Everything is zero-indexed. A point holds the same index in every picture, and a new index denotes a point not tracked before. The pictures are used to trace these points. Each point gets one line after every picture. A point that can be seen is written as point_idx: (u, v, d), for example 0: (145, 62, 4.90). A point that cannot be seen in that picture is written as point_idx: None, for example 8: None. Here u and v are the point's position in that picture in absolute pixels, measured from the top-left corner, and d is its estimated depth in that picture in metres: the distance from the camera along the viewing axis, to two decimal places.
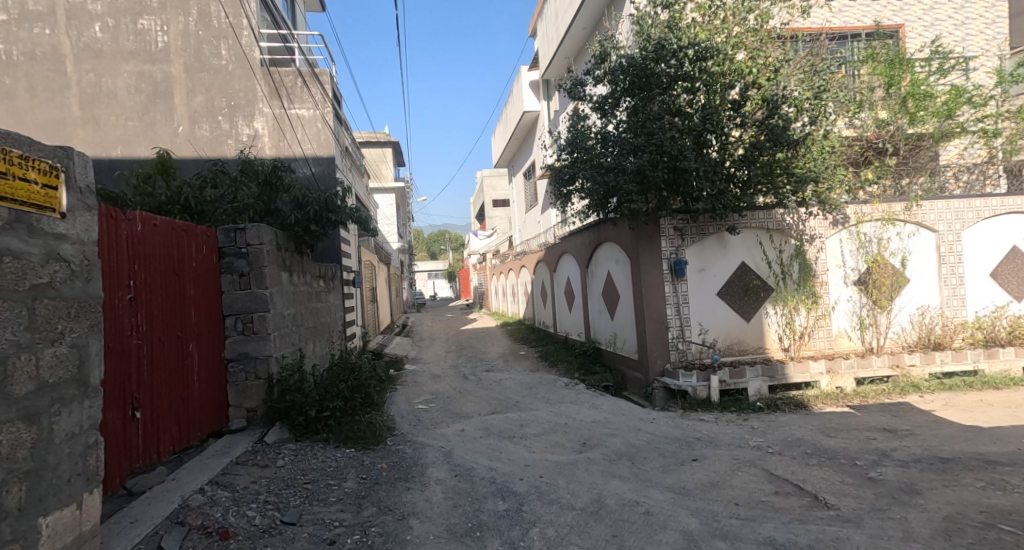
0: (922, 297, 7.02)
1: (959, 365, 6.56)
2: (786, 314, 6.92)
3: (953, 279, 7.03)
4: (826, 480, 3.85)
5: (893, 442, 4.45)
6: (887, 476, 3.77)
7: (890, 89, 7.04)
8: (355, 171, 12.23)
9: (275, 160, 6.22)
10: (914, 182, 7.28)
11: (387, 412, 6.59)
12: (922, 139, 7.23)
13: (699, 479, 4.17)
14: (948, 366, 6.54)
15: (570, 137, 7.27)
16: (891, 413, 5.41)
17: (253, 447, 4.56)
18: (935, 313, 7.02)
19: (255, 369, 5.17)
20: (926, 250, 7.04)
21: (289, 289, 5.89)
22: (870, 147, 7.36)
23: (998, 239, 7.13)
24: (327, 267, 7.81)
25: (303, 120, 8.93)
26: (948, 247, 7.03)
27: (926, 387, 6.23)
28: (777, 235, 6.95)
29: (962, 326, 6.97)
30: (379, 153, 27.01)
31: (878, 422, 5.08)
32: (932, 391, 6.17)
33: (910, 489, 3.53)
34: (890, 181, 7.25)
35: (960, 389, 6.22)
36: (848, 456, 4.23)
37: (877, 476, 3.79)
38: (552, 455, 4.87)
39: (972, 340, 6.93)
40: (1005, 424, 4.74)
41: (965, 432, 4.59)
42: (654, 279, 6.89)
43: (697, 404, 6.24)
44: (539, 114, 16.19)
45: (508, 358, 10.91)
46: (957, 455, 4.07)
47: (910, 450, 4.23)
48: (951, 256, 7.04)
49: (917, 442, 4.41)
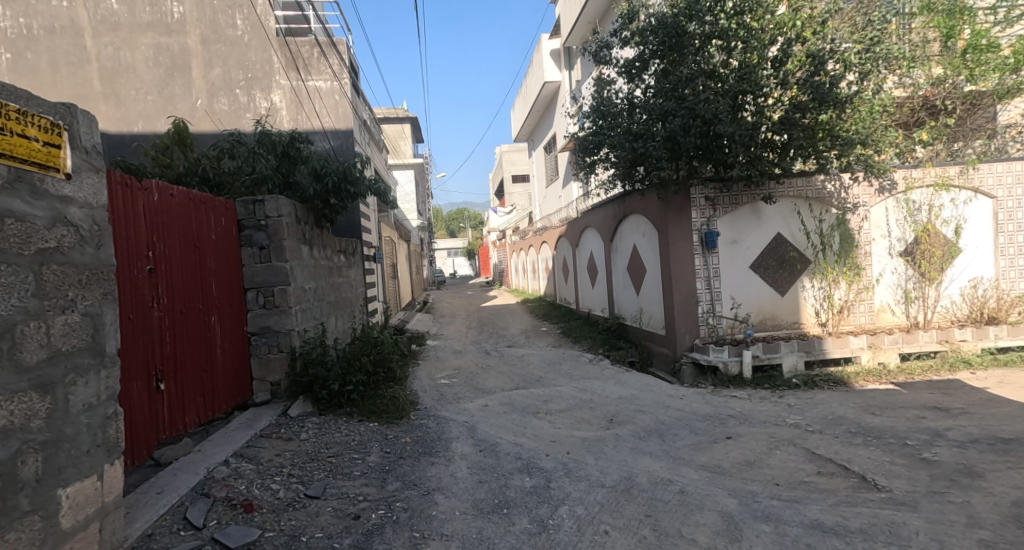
0: (976, 268, 6.62)
1: (1015, 341, 6.19)
2: (825, 287, 6.62)
3: (1010, 249, 6.60)
4: (874, 460, 3.63)
5: (946, 422, 4.18)
6: (942, 457, 3.54)
7: (948, 43, 6.31)
8: (374, 146, 12.09)
9: (293, 131, 6.04)
10: (970, 145, 7.05)
11: (409, 386, 6.53)
12: (982, 97, 6.61)
13: (735, 458, 3.99)
14: (1003, 341, 6.18)
15: (595, 103, 6.98)
16: (940, 390, 5.12)
17: (278, 420, 4.53)
18: (990, 286, 6.62)
19: (277, 342, 5.12)
20: (983, 218, 6.60)
21: (310, 263, 5.80)
22: (925, 106, 6.82)
23: None
24: (348, 242, 7.72)
25: (321, 93, 8.76)
26: (1007, 214, 6.59)
27: (978, 363, 5.89)
28: (817, 204, 6.60)
29: (1019, 299, 6.56)
30: (398, 130, 26.83)
31: (927, 400, 4.81)
32: (985, 367, 5.83)
33: (968, 472, 3.30)
34: (944, 145, 6.92)
35: (1015, 365, 5.87)
36: (898, 435, 3.99)
37: (931, 457, 3.56)
38: (579, 431, 4.73)
39: None
40: None
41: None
42: (683, 251, 6.62)
43: (728, 380, 6.04)
44: (561, 84, 15.71)
45: (530, 334, 10.79)
46: (1019, 436, 3.80)
47: (966, 430, 3.97)
48: (1010, 224, 6.59)
49: (973, 421, 4.15)
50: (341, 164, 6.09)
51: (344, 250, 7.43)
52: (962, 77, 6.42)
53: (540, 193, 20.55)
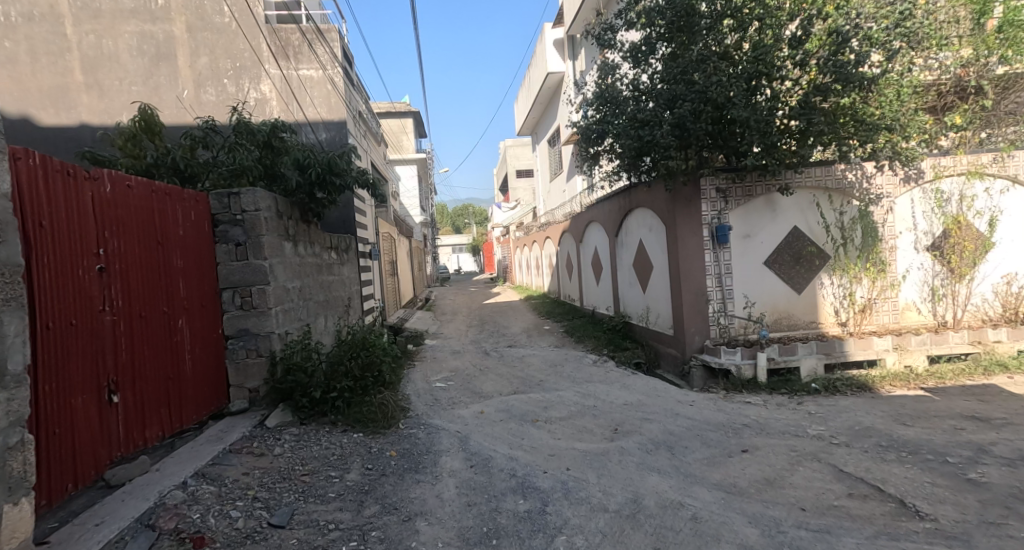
0: (1011, 264, 6.18)
1: None
2: (845, 285, 6.19)
3: None
4: (913, 481, 3.21)
5: (989, 435, 3.76)
6: (991, 478, 3.13)
7: (980, 20, 5.78)
8: (371, 139, 11.69)
9: (275, 121, 5.67)
10: (997, 133, 6.60)
11: (402, 390, 6.15)
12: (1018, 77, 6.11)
13: (753, 476, 3.58)
14: None
15: (598, 90, 6.62)
16: (977, 397, 4.68)
17: (252, 432, 4.16)
18: None
19: (256, 346, 4.76)
20: (1019, 209, 6.16)
21: (293, 260, 5.42)
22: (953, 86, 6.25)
23: None
24: (340, 238, 7.34)
25: (312, 82, 8.40)
26: None
27: (1015, 366, 5.44)
28: (837, 195, 6.16)
29: None
30: (400, 125, 26.46)
31: (963, 408, 4.38)
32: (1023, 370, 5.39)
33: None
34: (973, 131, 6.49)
35: None
36: (936, 451, 3.57)
37: (978, 478, 3.15)
38: (581, 444, 4.33)
39: None
40: None
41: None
42: (693, 247, 6.22)
43: (742, 384, 5.63)
44: (564, 75, 15.27)
45: (532, 332, 10.41)
46: None
47: (1014, 445, 3.55)
48: None
49: (1018, 434, 3.73)
50: (326, 155, 5.70)
51: (336, 246, 7.07)
52: (995, 57, 5.92)
53: (544, 187, 20.13)
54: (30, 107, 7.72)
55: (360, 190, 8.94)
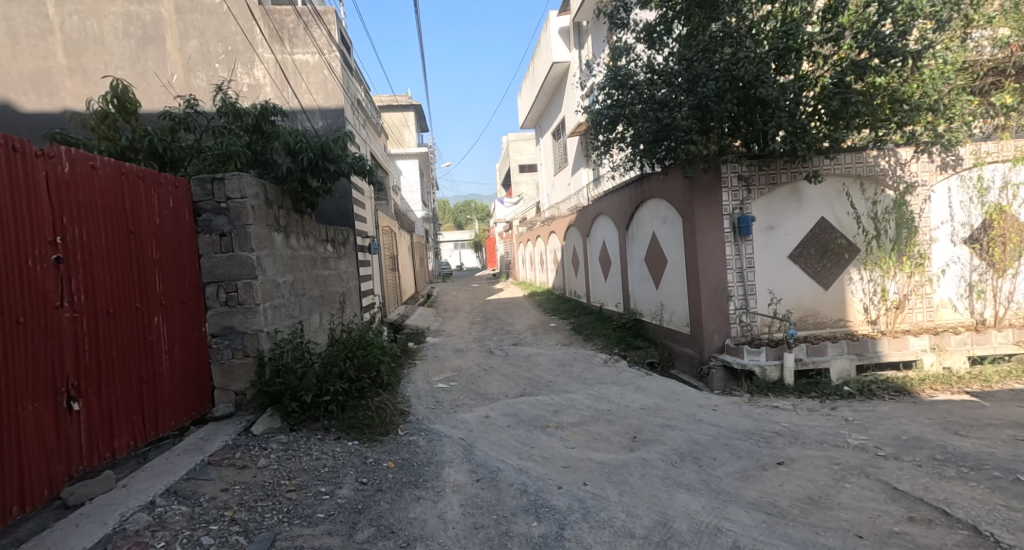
0: None
1: None
2: (876, 280, 5.89)
3: None
4: (982, 502, 2.83)
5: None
6: None
7: None
8: (371, 130, 11.29)
9: (265, 102, 5.18)
10: None
11: (401, 392, 5.77)
12: None
13: (793, 493, 3.19)
14: None
15: (610, 72, 6.20)
16: None
17: (235, 441, 3.73)
18: None
19: (243, 345, 4.32)
20: None
21: (285, 253, 4.99)
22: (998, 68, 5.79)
23: None
24: (337, 230, 6.94)
25: (308, 67, 7.97)
26: None
27: None
28: (869, 183, 5.85)
29: None
30: (401, 118, 26.03)
31: (1019, 416, 3.99)
32: None
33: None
34: None
35: None
36: (1002, 467, 3.18)
37: None
38: (597, 453, 3.93)
39: None
40: None
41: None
42: (712, 239, 5.86)
43: (767, 387, 5.30)
44: (570, 64, 14.79)
45: (537, 330, 10.02)
46: None
47: None
48: None
49: None
50: (320, 139, 5.22)
51: (332, 238, 6.66)
52: None
53: (548, 181, 19.72)
54: (11, 92, 7.26)
55: (359, 180, 8.57)
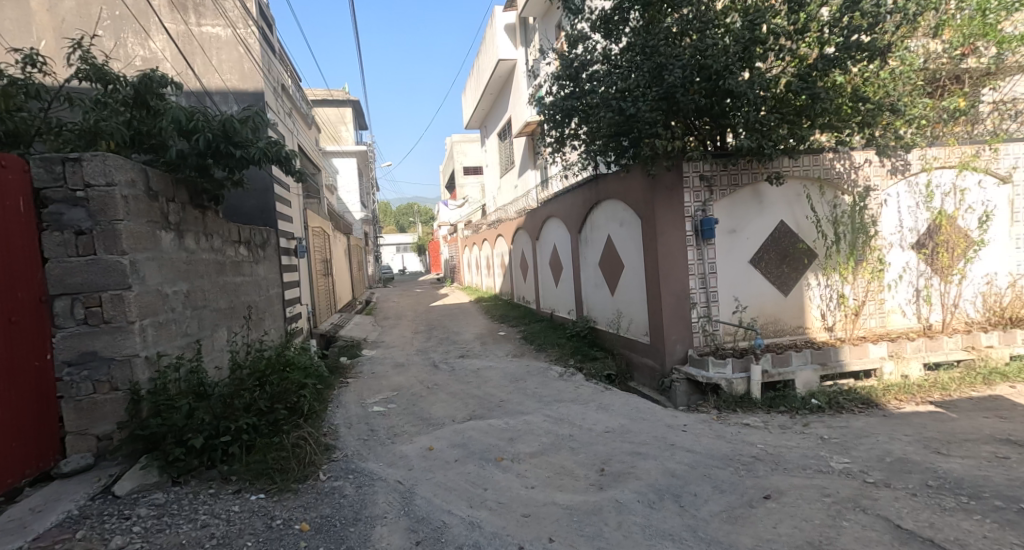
0: (992, 265, 6.09)
1: None
2: (832, 284, 5.77)
3: None
4: (997, 544, 2.57)
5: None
6: None
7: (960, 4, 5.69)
8: (298, 121, 10.25)
9: (150, 70, 4.14)
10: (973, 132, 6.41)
11: (328, 420, 4.95)
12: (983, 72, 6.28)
13: (792, 539, 2.74)
14: None
15: (564, 61, 5.76)
16: (995, 414, 4.47)
17: (82, 511, 2.78)
18: (1004, 285, 6.09)
19: (108, 376, 3.27)
20: (1001, 206, 6.08)
21: (176, 256, 4.00)
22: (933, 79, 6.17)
23: None
24: (254, 230, 5.99)
25: (218, 42, 6.93)
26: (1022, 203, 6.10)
27: (1014, 375, 5.28)
28: (827, 187, 5.74)
29: None
30: (337, 114, 24.65)
31: (990, 431, 4.08)
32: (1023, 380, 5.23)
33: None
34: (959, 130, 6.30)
35: None
36: (1002, 495, 3.04)
37: None
38: (562, 495, 3.32)
39: None
40: None
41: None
42: (675, 242, 5.47)
43: (735, 401, 4.97)
44: (516, 63, 14.30)
45: (486, 339, 9.38)
46: None
47: None
48: None
49: None
50: (220, 115, 4.18)
51: (246, 239, 5.68)
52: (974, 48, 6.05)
53: (494, 182, 19.13)
54: None
55: (282, 174, 7.58)
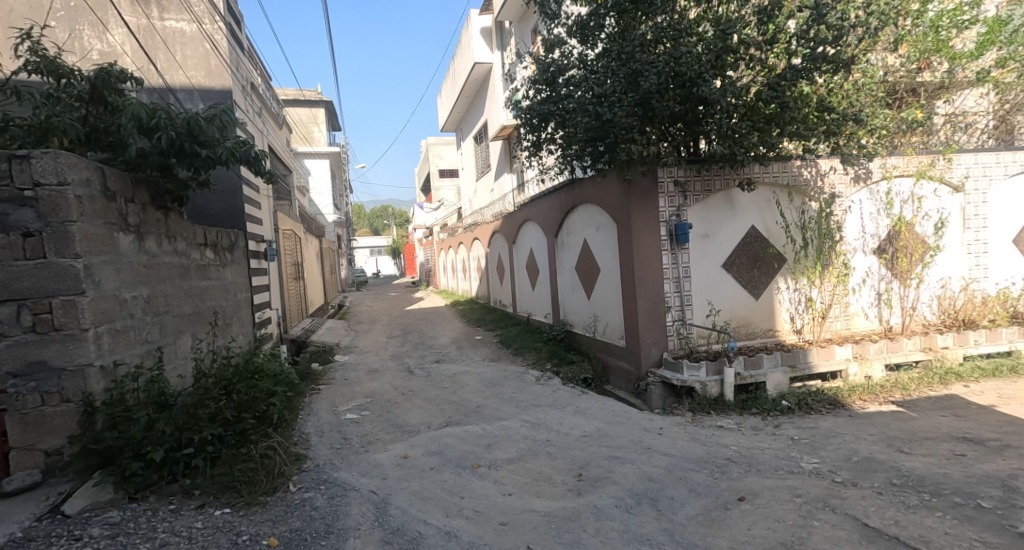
0: (946, 270, 6.34)
1: (994, 346, 5.91)
2: (800, 288, 5.91)
3: (976, 246, 6.39)
4: (959, 540, 2.65)
5: (997, 462, 3.53)
6: None
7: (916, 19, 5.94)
8: (269, 120, 10.01)
9: (108, 64, 3.92)
10: (930, 142, 6.67)
11: (299, 429, 4.81)
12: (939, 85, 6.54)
13: (766, 540, 2.77)
14: (983, 347, 5.87)
15: (540, 65, 5.78)
16: (953, 412, 4.64)
17: (27, 533, 2.63)
18: (958, 288, 6.34)
19: (59, 386, 3.11)
20: (955, 213, 6.35)
21: (136, 260, 3.83)
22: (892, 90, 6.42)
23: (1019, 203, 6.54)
24: (221, 233, 5.80)
25: (182, 38, 6.72)
26: (973, 210, 6.37)
27: (968, 375, 5.50)
28: (795, 193, 5.88)
29: (986, 303, 6.30)
30: (309, 114, 24.20)
31: (948, 429, 4.24)
32: (977, 379, 5.46)
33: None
34: (917, 140, 6.57)
35: (1003, 375, 5.55)
36: (962, 492, 3.14)
37: None
38: (540, 502, 3.29)
39: (995, 317, 6.26)
40: None
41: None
42: (650, 246, 5.52)
43: (709, 404, 5.04)
44: (492, 66, 14.30)
45: (461, 344, 9.31)
46: None
47: None
48: (976, 221, 6.38)
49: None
50: (184, 113, 4.00)
51: (212, 242, 5.50)
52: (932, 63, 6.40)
53: (470, 186, 19.09)
54: None
55: (251, 175, 7.38)
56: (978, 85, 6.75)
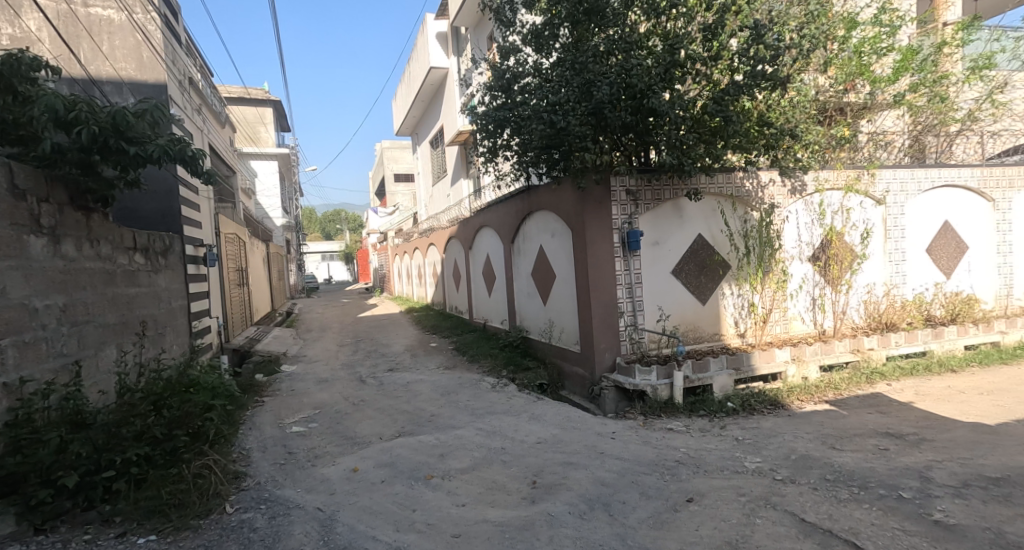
0: (871, 276, 6.79)
1: (911, 347, 6.35)
2: (743, 294, 6.17)
3: (895, 255, 6.85)
4: (883, 529, 2.83)
5: (917, 455, 3.80)
6: (959, 520, 2.85)
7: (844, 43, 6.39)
8: (210, 118, 9.58)
9: (19, 50, 3.66)
10: (858, 158, 7.15)
11: (241, 445, 4.60)
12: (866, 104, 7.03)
13: (712, 539, 2.86)
14: (902, 348, 6.30)
15: (496, 71, 5.82)
16: (877, 409, 4.96)
17: None
18: (882, 293, 6.80)
19: None
20: (879, 224, 6.82)
21: (51, 267, 3.60)
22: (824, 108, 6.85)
23: (933, 215, 7.10)
24: (153, 236, 5.48)
25: (110, 27, 6.38)
26: (893, 220, 6.85)
27: (891, 375, 5.90)
28: (739, 203, 6.16)
29: (905, 308, 6.77)
30: (257, 114, 23.22)
31: (874, 425, 4.53)
32: (897, 378, 5.86)
33: (1003, 544, 2.60)
34: (846, 155, 7.03)
35: (920, 374, 5.99)
36: (886, 484, 3.35)
37: (945, 520, 2.86)
38: (494, 512, 3.27)
39: (913, 320, 6.75)
40: (999, 421, 4.43)
41: (976, 445, 3.93)
42: (604, 253, 5.63)
43: (659, 407, 5.17)
44: (448, 72, 14.25)
45: (416, 351, 9.18)
46: (1003, 473, 3.41)
47: (947, 468, 3.53)
48: (895, 231, 6.86)
49: (940, 454, 3.80)
50: (108, 107, 3.76)
51: (142, 246, 5.19)
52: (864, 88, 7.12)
53: (425, 191, 18.93)
54: None
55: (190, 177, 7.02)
56: (895, 107, 7.33)
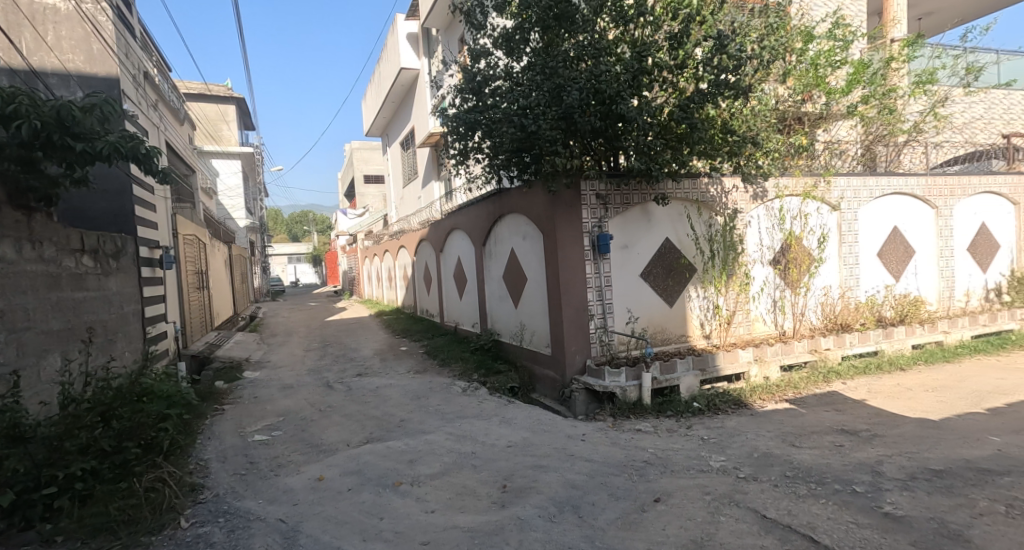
0: (827, 278, 7.05)
1: (865, 347, 6.61)
2: (708, 296, 6.31)
3: (850, 258, 7.14)
4: (837, 523, 2.94)
5: (870, 451, 3.96)
6: (906, 511, 2.98)
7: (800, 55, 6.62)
8: (168, 115, 9.26)
9: None
10: (816, 164, 7.42)
11: (199, 456, 4.45)
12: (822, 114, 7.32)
13: (678, 538, 2.92)
14: (857, 347, 6.55)
15: (466, 74, 5.83)
16: (833, 407, 5.15)
17: None
18: (837, 295, 7.07)
19: None
20: (834, 229, 7.09)
21: None
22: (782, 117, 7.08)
23: (883, 221, 7.43)
24: (103, 237, 5.25)
25: (55, 17, 6.11)
26: (848, 224, 7.13)
27: (846, 374, 6.13)
28: (703, 208, 6.31)
29: (858, 309, 7.06)
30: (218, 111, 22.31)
31: (831, 422, 4.70)
32: (852, 377, 6.10)
33: (947, 533, 2.73)
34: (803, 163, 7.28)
35: (873, 372, 6.25)
36: (841, 479, 3.48)
37: (894, 511, 2.99)
38: (463, 518, 3.25)
39: (866, 321, 7.04)
40: (944, 416, 4.66)
41: (923, 439, 4.13)
42: (574, 256, 5.68)
43: (628, 408, 5.24)
44: (418, 73, 14.16)
45: (386, 355, 9.06)
46: (948, 465, 3.59)
47: (896, 461, 3.69)
48: (850, 235, 7.15)
49: (891, 449, 3.97)
50: (52, 101, 3.60)
51: (91, 248, 4.96)
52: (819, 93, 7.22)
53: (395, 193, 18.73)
54: None
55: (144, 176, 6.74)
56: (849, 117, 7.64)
